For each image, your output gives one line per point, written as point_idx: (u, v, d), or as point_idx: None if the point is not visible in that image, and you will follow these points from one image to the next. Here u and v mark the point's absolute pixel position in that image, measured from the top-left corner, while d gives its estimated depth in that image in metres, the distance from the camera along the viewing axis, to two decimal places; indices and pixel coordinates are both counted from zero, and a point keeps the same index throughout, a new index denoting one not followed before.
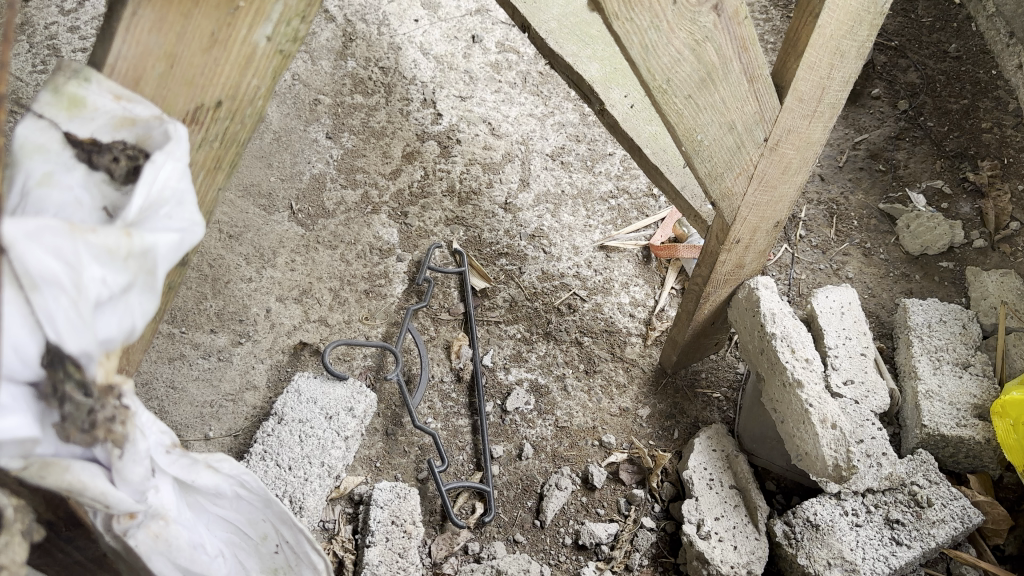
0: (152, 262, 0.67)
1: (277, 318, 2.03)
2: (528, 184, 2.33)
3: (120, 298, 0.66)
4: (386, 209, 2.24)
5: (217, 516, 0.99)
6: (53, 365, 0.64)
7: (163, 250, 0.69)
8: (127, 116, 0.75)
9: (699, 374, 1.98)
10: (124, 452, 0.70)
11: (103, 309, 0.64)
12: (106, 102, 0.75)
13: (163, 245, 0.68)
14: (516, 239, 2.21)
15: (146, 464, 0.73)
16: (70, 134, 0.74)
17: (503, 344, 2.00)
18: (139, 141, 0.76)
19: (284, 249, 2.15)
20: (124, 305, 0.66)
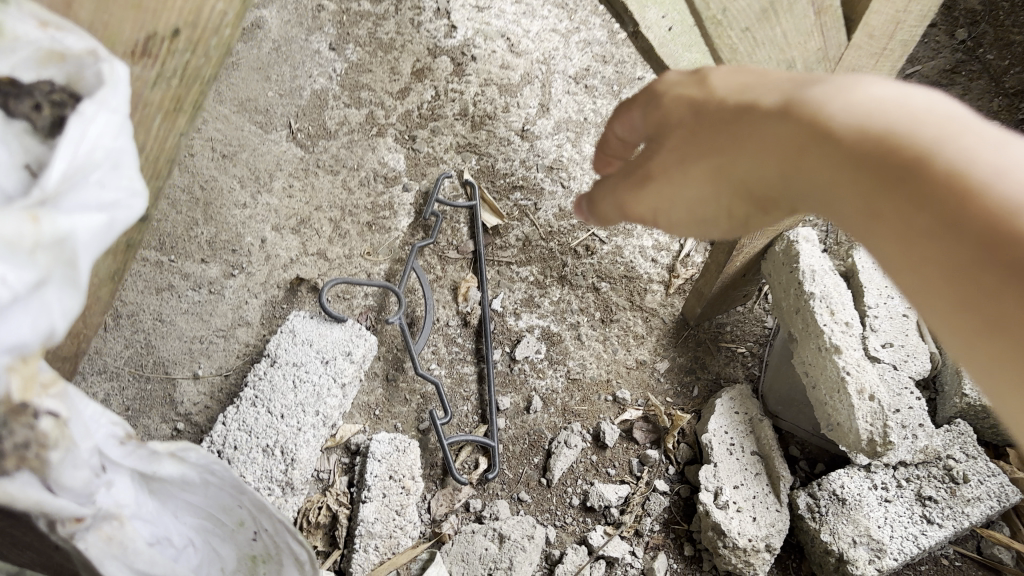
0: (71, 251, 0.52)
1: (272, 249, 1.89)
2: (548, 110, 2.14)
3: (32, 295, 0.50)
4: (393, 131, 2.07)
5: (183, 504, 0.71)
6: None
7: (86, 236, 0.53)
8: (56, 49, 0.57)
9: (724, 327, 1.83)
10: (68, 458, 0.57)
11: (10, 317, 0.49)
12: (30, 30, 0.57)
13: (84, 231, 0.53)
14: (532, 171, 2.04)
15: (92, 465, 0.60)
16: None
17: (514, 286, 1.86)
18: (70, 83, 0.58)
19: (281, 172, 1.98)
20: (39, 302, 0.50)
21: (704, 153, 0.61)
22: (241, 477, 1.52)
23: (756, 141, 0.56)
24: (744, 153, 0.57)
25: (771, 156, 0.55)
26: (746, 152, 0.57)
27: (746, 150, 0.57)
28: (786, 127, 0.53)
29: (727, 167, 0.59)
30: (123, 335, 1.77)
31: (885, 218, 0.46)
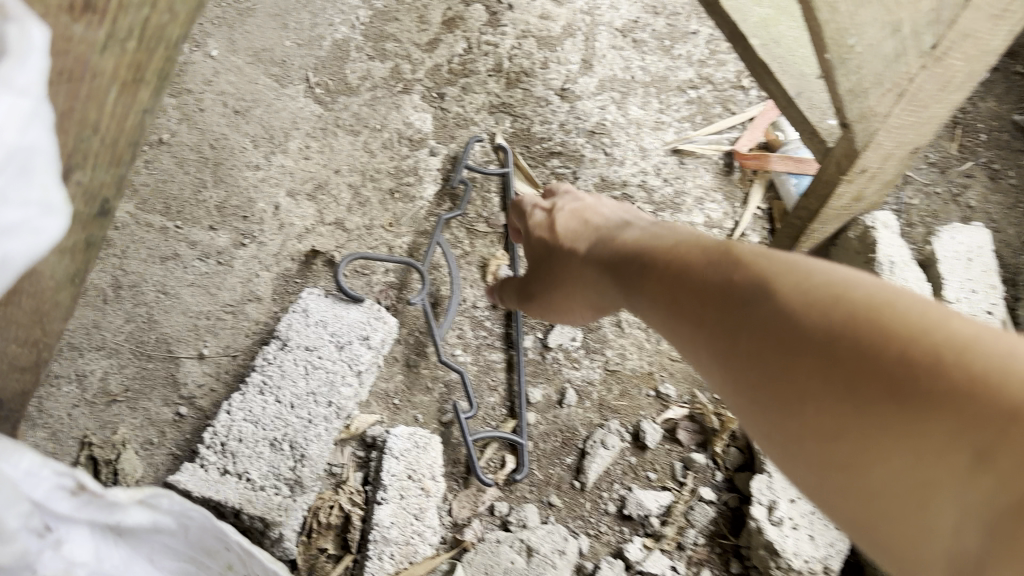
0: None
1: (287, 217, 1.73)
2: (591, 66, 1.93)
3: None
4: (419, 88, 1.88)
5: (161, 546, 0.75)
6: None
7: None
8: None
9: None
10: None
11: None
12: None
13: None
14: (572, 135, 1.85)
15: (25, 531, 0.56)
16: None
17: None
18: None
19: (298, 131, 1.81)
20: None
21: (698, 298, 0.82)
22: (246, 473, 1.38)
23: (723, 286, 0.79)
24: (691, 288, 0.84)
25: (713, 291, 0.81)
26: (695, 286, 0.83)
27: (726, 295, 0.78)
28: (723, 270, 0.81)
29: (695, 301, 0.82)
30: (123, 308, 1.61)
31: (824, 361, 0.64)
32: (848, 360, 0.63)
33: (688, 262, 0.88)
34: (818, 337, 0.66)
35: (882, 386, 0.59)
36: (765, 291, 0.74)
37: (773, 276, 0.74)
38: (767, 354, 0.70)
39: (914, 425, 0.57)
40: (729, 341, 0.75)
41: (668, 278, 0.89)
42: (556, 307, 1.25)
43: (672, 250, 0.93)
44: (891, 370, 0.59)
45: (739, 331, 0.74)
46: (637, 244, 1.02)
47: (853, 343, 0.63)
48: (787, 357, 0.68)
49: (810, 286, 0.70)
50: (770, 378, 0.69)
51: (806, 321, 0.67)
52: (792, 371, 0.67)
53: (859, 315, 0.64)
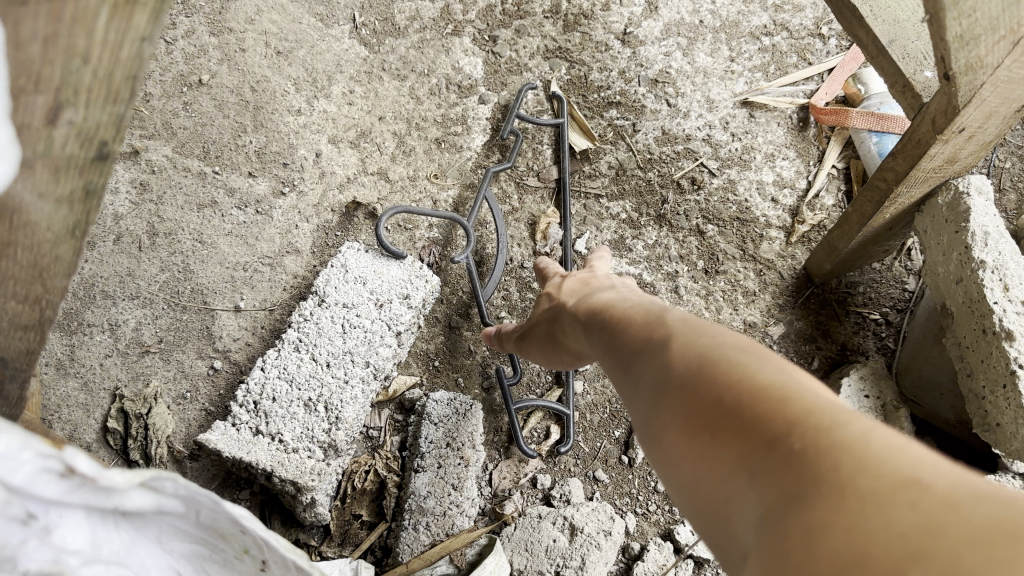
0: None
1: (328, 165, 1.65)
2: (656, 9, 1.78)
3: None
4: (470, 30, 1.78)
5: (172, 527, 0.67)
6: None
7: None
8: None
9: (856, 287, 1.53)
10: None
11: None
12: None
13: None
14: (633, 84, 1.72)
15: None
16: None
17: (603, 225, 1.59)
18: None
19: (342, 75, 1.72)
20: None
21: (614, 343, 0.76)
22: (279, 434, 1.31)
23: (638, 330, 0.73)
24: (614, 337, 0.77)
25: (625, 341, 0.74)
26: (617, 334, 0.77)
27: (631, 340, 0.72)
28: (644, 321, 0.74)
29: (612, 347, 0.76)
30: (158, 256, 1.56)
31: (682, 398, 0.55)
32: (688, 393, 0.55)
33: (623, 313, 0.81)
34: (673, 375, 0.59)
35: (707, 419, 0.52)
36: (657, 339, 0.67)
37: (680, 325, 0.67)
38: (636, 392, 0.64)
39: (721, 459, 0.49)
40: (623, 386, 0.68)
41: (606, 324, 0.83)
42: (548, 358, 1.15)
43: (624, 304, 0.87)
44: (717, 403, 0.52)
45: (629, 377, 0.67)
46: (601, 300, 0.94)
47: (703, 380, 0.55)
48: (645, 391, 0.61)
49: (693, 331, 0.63)
50: (636, 415, 0.63)
51: (672, 358, 0.61)
52: (648, 409, 0.60)
53: (717, 357, 0.56)
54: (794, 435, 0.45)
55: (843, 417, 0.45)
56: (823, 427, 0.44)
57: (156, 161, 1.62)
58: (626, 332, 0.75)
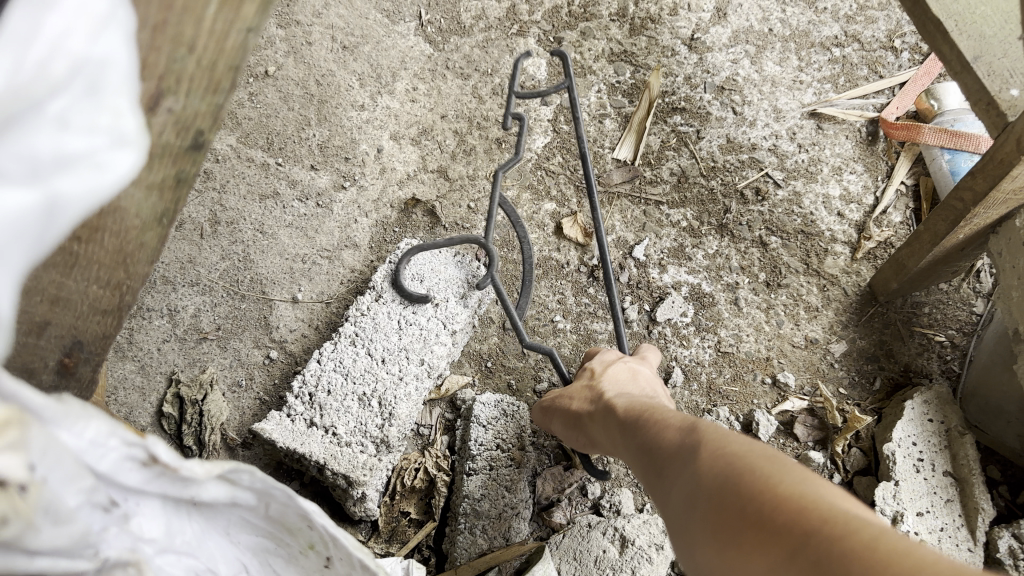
0: None
1: (389, 161, 1.65)
2: (725, 15, 1.76)
3: None
4: (535, 31, 1.77)
5: (242, 520, 0.68)
6: None
7: None
8: None
9: (922, 308, 1.49)
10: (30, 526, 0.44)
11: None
12: None
13: None
14: (698, 90, 1.70)
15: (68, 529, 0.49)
16: None
17: (663, 232, 1.57)
18: None
19: (406, 72, 1.72)
20: None
21: (651, 457, 0.82)
22: (332, 427, 1.31)
23: (675, 440, 0.80)
24: (652, 451, 0.84)
25: (661, 456, 0.80)
26: (655, 447, 0.83)
27: (666, 456, 0.79)
28: (678, 435, 0.81)
29: (650, 461, 0.82)
30: (219, 245, 1.57)
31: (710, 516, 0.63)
32: (724, 509, 0.62)
33: (658, 427, 0.87)
34: (709, 494, 0.65)
35: (740, 531, 0.59)
36: (691, 455, 0.73)
37: (707, 438, 0.74)
38: (678, 507, 0.70)
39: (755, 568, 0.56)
40: (665, 501, 0.74)
41: (643, 433, 0.89)
42: (575, 434, 1.18)
43: (657, 411, 0.93)
44: (750, 517, 0.59)
45: (668, 493, 0.73)
46: (630, 406, 1.01)
47: (734, 496, 0.62)
48: (686, 503, 0.68)
49: (722, 447, 0.70)
50: (679, 530, 0.69)
51: (705, 475, 0.68)
52: (689, 526, 0.66)
53: (746, 475, 0.63)
54: (812, 544, 0.52)
55: (851, 524, 0.53)
56: (834, 541, 0.52)
57: (221, 150, 1.63)
58: (661, 446, 0.81)
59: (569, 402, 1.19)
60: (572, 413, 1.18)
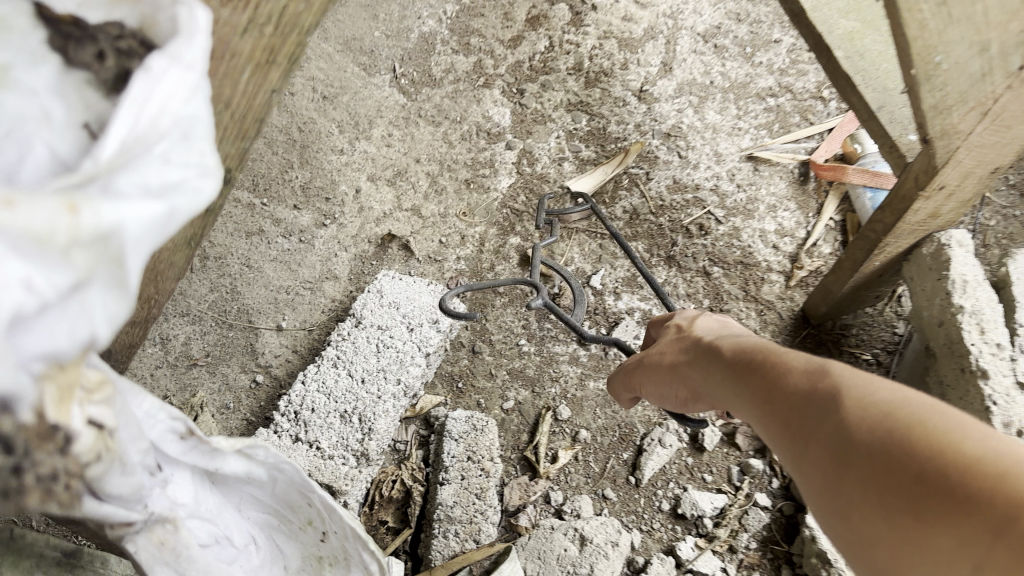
0: (118, 247, 0.41)
1: (366, 201, 1.80)
2: (671, 70, 1.96)
3: (68, 300, 0.40)
4: (500, 83, 1.95)
5: (252, 496, 0.81)
6: None
7: (135, 228, 0.42)
8: None
9: (849, 329, 1.66)
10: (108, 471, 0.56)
11: (43, 319, 0.39)
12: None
13: (134, 221, 0.42)
14: (647, 136, 1.88)
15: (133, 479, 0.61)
16: (44, 6, 0.45)
17: (617, 263, 1.73)
18: (144, 25, 0.47)
19: (381, 120, 1.88)
20: (79, 306, 0.41)
21: (765, 396, 0.75)
22: (316, 441, 1.43)
23: (794, 380, 0.74)
24: (763, 389, 0.76)
25: (781, 398, 0.73)
26: (768, 385, 0.76)
27: (789, 396, 0.72)
28: (798, 375, 0.73)
29: (765, 401, 0.75)
30: (208, 278, 1.71)
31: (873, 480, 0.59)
32: (898, 473, 0.57)
33: (761, 365, 0.80)
34: (874, 456, 0.60)
35: (926, 506, 0.54)
36: (830, 400, 0.67)
37: (845, 381, 0.67)
38: (826, 459, 0.64)
39: (949, 547, 0.52)
40: (797, 451, 0.68)
41: (745, 371, 0.81)
42: (660, 392, 1.05)
43: (755, 345, 0.85)
44: (937, 493, 0.54)
45: (806, 443, 0.67)
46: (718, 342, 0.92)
47: (912, 462, 0.57)
48: (832, 462, 0.63)
49: (870, 391, 0.64)
50: (824, 487, 0.63)
51: (865, 423, 0.62)
52: (842, 483, 0.61)
53: (920, 435, 0.58)
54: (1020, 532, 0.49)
55: None
56: None
57: None
58: (780, 384, 0.74)
59: (649, 357, 1.07)
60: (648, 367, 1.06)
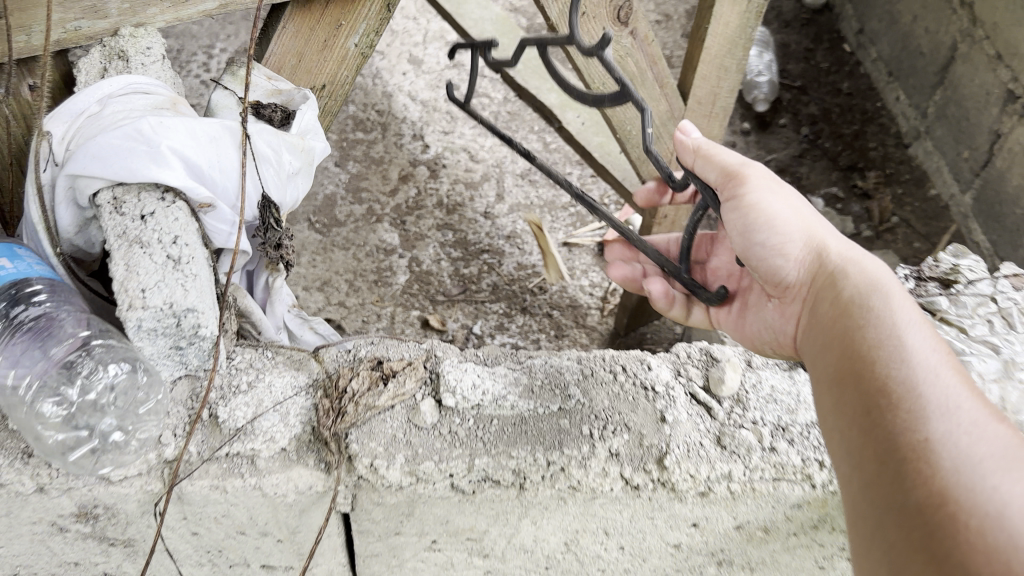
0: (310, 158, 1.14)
1: (304, 302, 2.51)
2: (504, 198, 2.87)
3: (294, 178, 1.12)
4: (387, 219, 2.77)
5: None
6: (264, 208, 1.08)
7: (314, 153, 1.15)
8: (275, 89, 1.23)
9: (646, 334, 2.58)
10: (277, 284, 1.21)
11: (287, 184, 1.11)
12: (262, 81, 1.23)
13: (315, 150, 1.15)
14: (495, 240, 2.75)
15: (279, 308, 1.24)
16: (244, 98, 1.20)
17: (489, 316, 2.56)
18: (284, 104, 1.23)
19: (307, 251, 2.65)
20: (296, 182, 1.13)
21: (871, 348, 0.82)
22: None
23: (978, 429, 0.70)
24: (876, 340, 0.83)
25: (901, 376, 0.77)
26: (878, 340, 0.83)
27: (904, 374, 0.77)
28: (936, 367, 0.77)
29: (874, 351, 0.82)
30: None
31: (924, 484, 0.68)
32: (925, 492, 0.68)
33: (903, 336, 0.82)
34: (926, 470, 0.69)
35: (899, 497, 0.70)
36: (938, 404, 0.73)
37: (991, 436, 0.70)
38: (922, 461, 0.70)
39: (894, 526, 0.69)
40: (872, 418, 0.76)
41: (863, 315, 0.87)
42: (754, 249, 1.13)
43: (883, 291, 0.89)
44: (921, 512, 0.67)
45: (881, 412, 0.76)
46: (842, 275, 0.96)
47: (918, 473, 0.70)
48: (907, 467, 0.71)
49: (997, 453, 0.68)
50: (869, 459, 0.75)
51: (947, 447, 0.70)
52: (879, 470, 0.73)
53: (961, 477, 0.67)
54: None
55: None
56: None
57: None
58: (891, 352, 0.80)
59: (738, 215, 1.12)
60: (733, 225, 1.14)
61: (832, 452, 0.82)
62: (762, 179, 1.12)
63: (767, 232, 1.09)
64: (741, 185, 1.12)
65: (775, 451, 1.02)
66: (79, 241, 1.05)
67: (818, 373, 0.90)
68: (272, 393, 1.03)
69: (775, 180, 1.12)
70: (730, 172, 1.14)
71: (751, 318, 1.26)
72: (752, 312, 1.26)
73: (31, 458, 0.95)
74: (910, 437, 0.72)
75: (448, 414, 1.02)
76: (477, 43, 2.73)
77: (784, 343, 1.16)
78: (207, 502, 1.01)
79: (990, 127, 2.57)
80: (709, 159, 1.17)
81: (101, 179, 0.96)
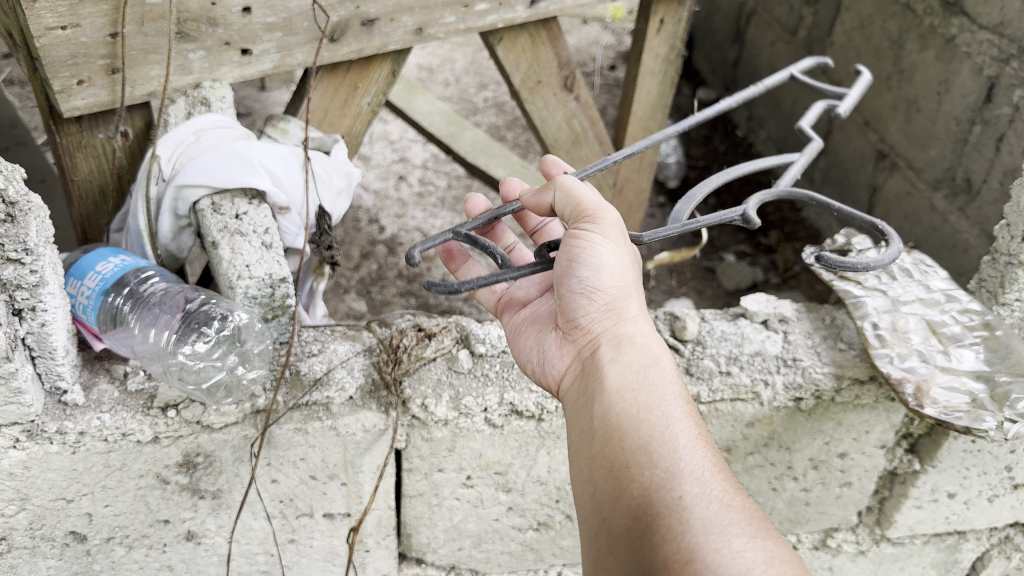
0: (351, 180, 1.46)
1: None
2: None
3: (340, 196, 1.44)
4: (353, 290, 3.03)
5: None
6: (321, 215, 1.38)
7: (354, 176, 1.47)
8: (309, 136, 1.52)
9: None
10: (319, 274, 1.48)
11: (337, 199, 1.42)
12: (299, 131, 1.52)
13: (355, 173, 1.46)
14: (454, 301, 3.05)
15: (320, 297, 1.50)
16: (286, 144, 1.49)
17: None
18: (317, 148, 1.52)
19: None
20: (341, 199, 1.44)
21: (639, 414, 0.97)
22: None
23: (705, 489, 0.86)
24: (645, 407, 0.98)
25: (663, 441, 0.93)
26: (649, 408, 0.97)
27: (666, 442, 0.93)
28: (693, 442, 0.93)
29: (642, 418, 0.96)
30: None
31: (655, 531, 0.84)
32: (658, 539, 0.83)
33: (666, 408, 0.97)
34: (677, 526, 0.83)
35: (634, 534, 0.85)
36: (692, 474, 0.88)
37: (718, 497, 0.86)
38: (654, 510, 0.86)
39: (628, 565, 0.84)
40: (631, 474, 0.90)
41: (636, 383, 1.01)
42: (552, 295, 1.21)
43: (660, 367, 1.04)
44: (654, 556, 0.82)
45: (641, 470, 0.90)
46: (624, 340, 1.08)
47: (657, 521, 0.84)
48: (644, 517, 0.86)
49: (721, 508, 0.84)
50: (624, 510, 0.88)
51: (680, 501, 0.85)
52: (633, 521, 0.87)
53: (708, 540, 0.81)
54: None
55: None
56: None
57: None
58: (655, 417, 0.96)
59: (571, 244, 1.12)
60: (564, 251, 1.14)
61: (582, 496, 0.95)
62: (615, 228, 1.12)
63: (587, 270, 1.10)
64: (592, 225, 1.11)
65: (731, 374, 1.32)
66: (172, 246, 1.33)
67: (579, 425, 1.03)
68: (338, 354, 1.28)
69: (622, 232, 1.13)
70: (585, 207, 1.13)
71: (523, 331, 1.26)
72: (526, 326, 1.26)
73: (150, 409, 1.16)
74: (644, 486, 0.88)
75: (480, 360, 1.30)
76: (427, 132, 3.09)
77: (548, 375, 1.18)
78: (290, 445, 1.23)
79: (867, 182, 3.03)
80: (569, 189, 1.16)
81: (204, 188, 1.25)
